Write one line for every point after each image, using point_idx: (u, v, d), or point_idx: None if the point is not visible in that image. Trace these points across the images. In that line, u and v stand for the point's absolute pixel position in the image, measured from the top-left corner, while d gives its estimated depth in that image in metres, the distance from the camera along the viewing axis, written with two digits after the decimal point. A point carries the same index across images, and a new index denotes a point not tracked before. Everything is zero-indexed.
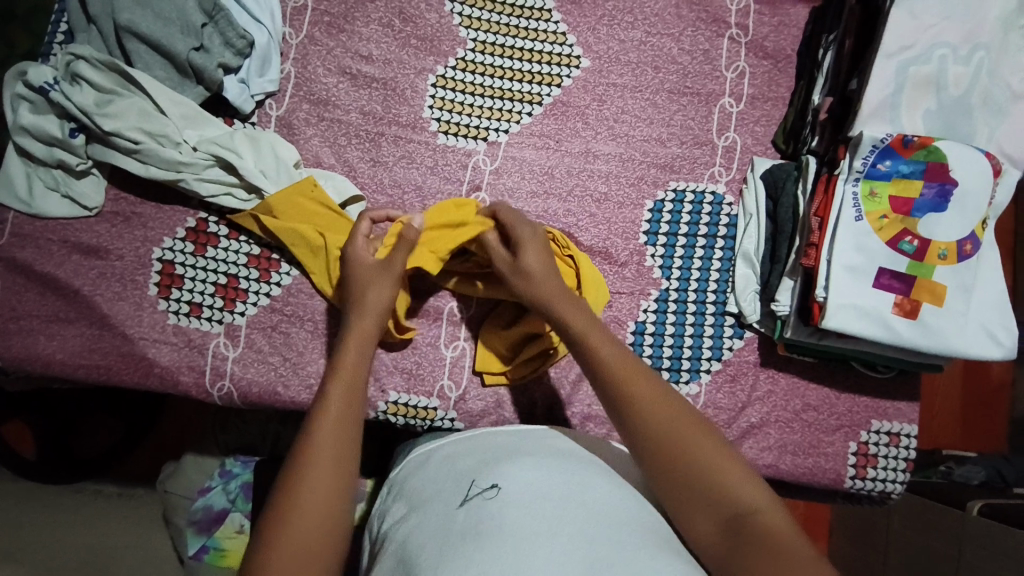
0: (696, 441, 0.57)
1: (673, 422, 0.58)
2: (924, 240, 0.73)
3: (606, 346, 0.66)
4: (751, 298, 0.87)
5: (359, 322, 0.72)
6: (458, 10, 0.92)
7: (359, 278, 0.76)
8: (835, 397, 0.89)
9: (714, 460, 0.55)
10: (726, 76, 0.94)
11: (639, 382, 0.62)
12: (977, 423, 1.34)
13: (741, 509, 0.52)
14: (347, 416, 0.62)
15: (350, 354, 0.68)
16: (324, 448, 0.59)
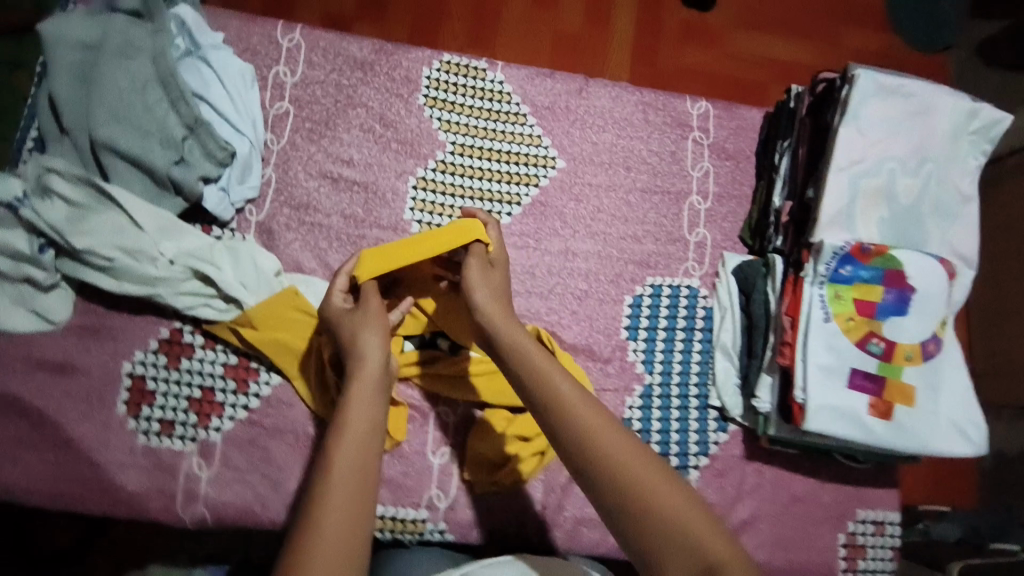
0: (658, 491, 0.51)
1: (661, 497, 0.50)
2: (890, 342, 0.77)
3: (560, 385, 0.60)
4: (732, 392, 0.90)
5: (363, 342, 0.69)
6: (437, 115, 0.96)
7: (342, 324, 0.71)
8: (818, 488, 0.90)
9: (711, 540, 0.48)
10: (693, 175, 0.99)
11: (591, 425, 0.56)
12: None
13: None
14: (361, 479, 0.56)
15: (366, 341, 0.67)
16: (346, 471, 0.56)
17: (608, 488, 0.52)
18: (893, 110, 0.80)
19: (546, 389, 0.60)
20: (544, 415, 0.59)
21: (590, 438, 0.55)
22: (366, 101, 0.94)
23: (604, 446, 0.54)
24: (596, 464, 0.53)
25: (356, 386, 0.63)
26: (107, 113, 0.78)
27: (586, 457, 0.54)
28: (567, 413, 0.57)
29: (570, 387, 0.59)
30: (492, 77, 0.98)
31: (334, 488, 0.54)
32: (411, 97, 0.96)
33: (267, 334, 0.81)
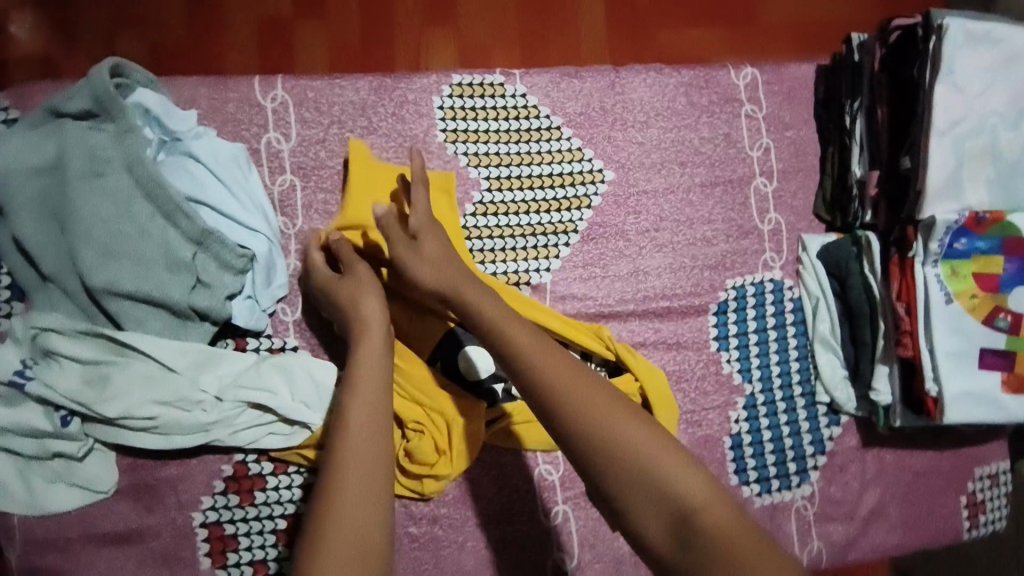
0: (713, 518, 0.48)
1: (683, 498, 0.49)
2: (1017, 315, 0.71)
3: (584, 397, 0.54)
4: (842, 384, 0.84)
5: (371, 339, 0.63)
6: (463, 149, 0.84)
7: (343, 288, 0.68)
8: (938, 458, 0.87)
9: (730, 538, 0.47)
10: (752, 156, 0.89)
11: (636, 444, 0.52)
12: None
13: None
14: (370, 508, 0.52)
15: (366, 364, 0.61)
16: (353, 505, 0.51)
17: (619, 482, 0.51)
18: (986, 59, 0.72)
19: (566, 396, 0.54)
20: (573, 426, 0.53)
21: (633, 456, 0.51)
22: (380, 153, 0.82)
23: (615, 439, 0.52)
24: (608, 461, 0.51)
25: (360, 412, 0.57)
26: (97, 253, 0.66)
27: (638, 488, 0.51)
28: (568, 397, 0.54)
29: (563, 369, 0.56)
30: (513, 92, 0.85)
31: (338, 524, 0.50)
32: (428, 136, 0.83)
33: None
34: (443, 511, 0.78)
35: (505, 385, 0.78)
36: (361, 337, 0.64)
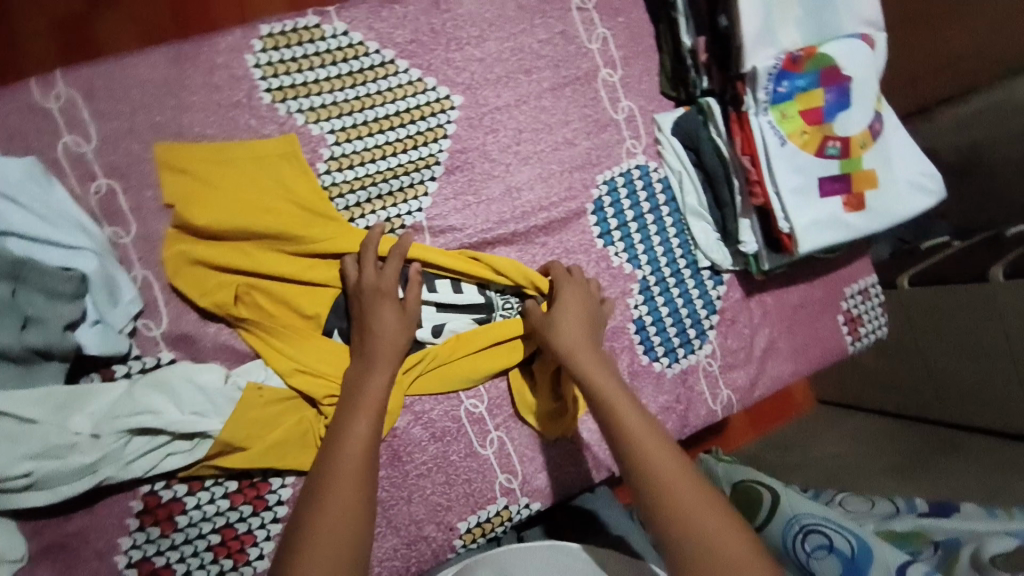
0: (700, 509, 0.59)
1: (693, 502, 0.59)
2: (844, 139, 0.78)
3: (652, 441, 0.64)
4: (716, 246, 0.91)
5: (381, 353, 0.72)
6: (297, 107, 0.76)
7: (375, 307, 0.73)
8: (810, 288, 0.98)
9: (717, 534, 0.57)
10: (593, 49, 0.89)
11: (662, 464, 0.62)
12: None
13: None
14: (360, 489, 0.64)
15: (374, 381, 0.70)
16: (348, 502, 0.62)
17: (640, 462, 0.63)
18: None
19: (621, 416, 0.66)
20: (616, 428, 0.66)
21: (649, 458, 0.63)
22: (200, 130, 0.73)
23: (657, 467, 0.62)
24: (641, 463, 0.63)
25: (363, 427, 0.67)
26: None
27: (643, 467, 0.62)
28: (631, 437, 0.65)
29: (638, 417, 0.66)
30: (332, 32, 0.78)
31: (331, 514, 0.61)
32: (253, 100, 0.75)
33: (260, 443, 0.70)
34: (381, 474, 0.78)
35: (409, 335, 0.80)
36: (378, 354, 0.72)
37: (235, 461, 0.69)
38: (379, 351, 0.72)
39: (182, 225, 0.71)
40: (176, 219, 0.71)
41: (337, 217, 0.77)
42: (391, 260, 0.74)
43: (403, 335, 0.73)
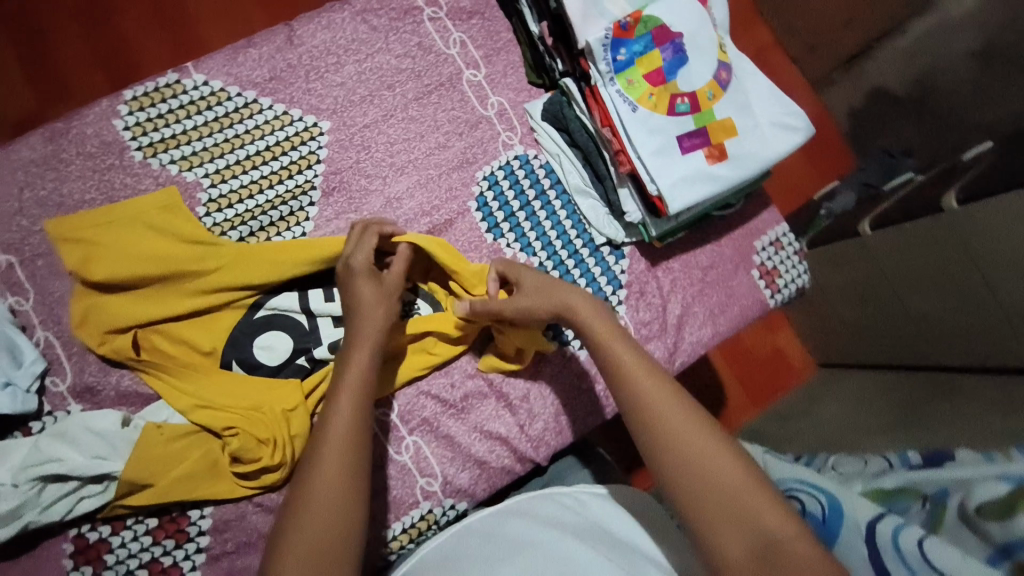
0: (704, 447, 0.53)
1: (692, 439, 0.54)
2: (690, 94, 0.78)
3: (647, 380, 0.59)
4: (607, 221, 0.90)
5: (364, 330, 0.73)
6: (169, 158, 0.81)
7: (352, 286, 0.76)
8: (718, 247, 0.95)
9: (721, 473, 0.52)
10: (453, 54, 0.92)
11: (667, 406, 0.57)
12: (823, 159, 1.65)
13: (773, 541, 0.47)
14: (349, 461, 0.63)
15: (357, 355, 0.72)
16: (331, 482, 0.61)
17: (635, 401, 0.58)
18: None
19: (619, 358, 0.61)
20: (613, 377, 0.61)
21: (654, 403, 0.57)
22: (81, 195, 0.79)
23: (652, 405, 0.57)
24: (634, 405, 0.58)
25: (346, 405, 0.67)
26: None
27: (644, 414, 0.57)
28: (619, 375, 0.61)
29: (628, 353, 0.62)
30: (194, 85, 0.83)
31: (319, 495, 0.59)
32: (125, 160, 0.80)
33: (163, 478, 0.73)
34: None
35: (307, 355, 0.81)
36: (359, 336, 0.73)
37: (141, 499, 0.73)
38: (362, 329, 0.73)
39: (86, 281, 0.76)
40: (76, 276, 0.76)
41: (225, 247, 0.79)
42: (366, 238, 0.78)
43: (379, 312, 0.75)
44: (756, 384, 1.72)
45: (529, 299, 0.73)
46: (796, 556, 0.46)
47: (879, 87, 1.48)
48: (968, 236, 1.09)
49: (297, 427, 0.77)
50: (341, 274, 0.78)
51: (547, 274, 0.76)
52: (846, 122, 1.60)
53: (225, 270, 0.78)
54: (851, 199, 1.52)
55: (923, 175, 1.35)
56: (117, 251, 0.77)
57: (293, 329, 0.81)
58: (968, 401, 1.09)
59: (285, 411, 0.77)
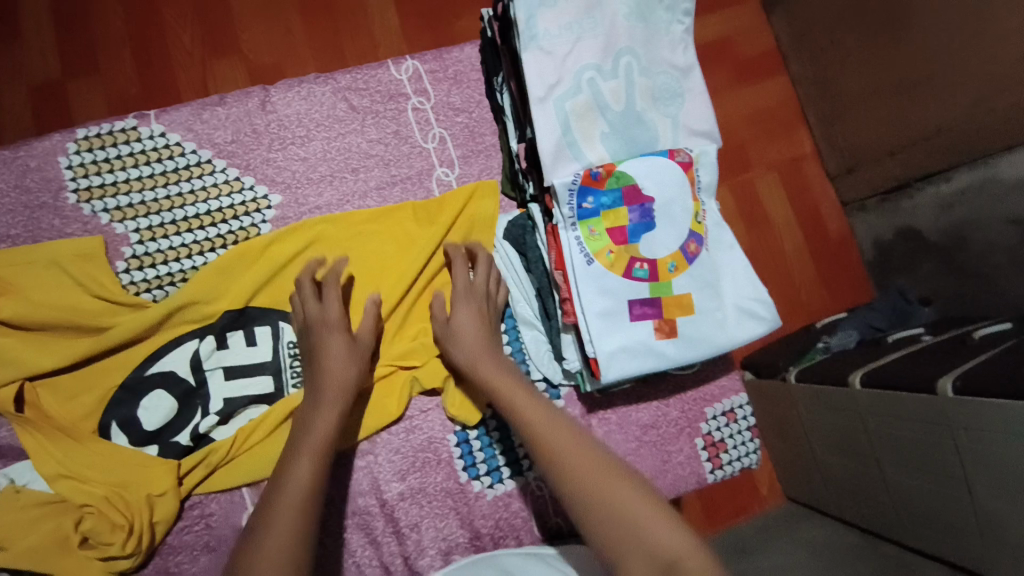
0: (592, 469, 0.54)
1: (579, 468, 0.55)
2: (652, 261, 0.71)
3: (543, 423, 0.61)
4: (548, 361, 0.83)
5: (324, 389, 0.72)
6: (102, 206, 0.78)
7: (317, 335, 0.74)
8: (665, 405, 0.87)
9: (614, 493, 0.51)
10: (429, 148, 0.87)
11: (565, 442, 0.58)
12: (839, 278, 1.19)
13: (668, 553, 0.46)
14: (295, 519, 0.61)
15: (321, 418, 0.70)
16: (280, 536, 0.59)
17: (535, 446, 0.60)
18: (567, 16, 0.73)
19: (522, 410, 0.64)
20: (518, 424, 0.63)
21: (557, 446, 0.58)
22: (4, 229, 0.76)
23: (550, 439, 0.59)
24: (535, 445, 0.60)
25: (302, 474, 0.65)
26: None
27: (545, 449, 0.58)
28: (523, 419, 0.63)
29: (528, 402, 0.65)
30: (149, 132, 0.80)
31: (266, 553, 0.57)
32: (58, 200, 0.77)
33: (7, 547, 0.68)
34: None
35: (188, 434, 0.75)
36: (324, 386, 0.71)
37: None
38: (326, 385, 0.72)
39: None
40: None
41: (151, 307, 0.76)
42: (303, 287, 0.77)
43: (343, 360, 0.73)
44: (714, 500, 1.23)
45: (457, 344, 0.75)
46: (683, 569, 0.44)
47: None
48: (958, 431, 0.70)
49: (161, 512, 0.72)
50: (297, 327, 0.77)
51: (478, 301, 0.79)
52: (871, 254, 1.18)
53: (132, 330, 0.74)
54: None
55: (933, 335, 0.92)
56: (27, 295, 0.74)
57: (182, 397, 0.76)
58: None
59: (150, 494, 0.72)
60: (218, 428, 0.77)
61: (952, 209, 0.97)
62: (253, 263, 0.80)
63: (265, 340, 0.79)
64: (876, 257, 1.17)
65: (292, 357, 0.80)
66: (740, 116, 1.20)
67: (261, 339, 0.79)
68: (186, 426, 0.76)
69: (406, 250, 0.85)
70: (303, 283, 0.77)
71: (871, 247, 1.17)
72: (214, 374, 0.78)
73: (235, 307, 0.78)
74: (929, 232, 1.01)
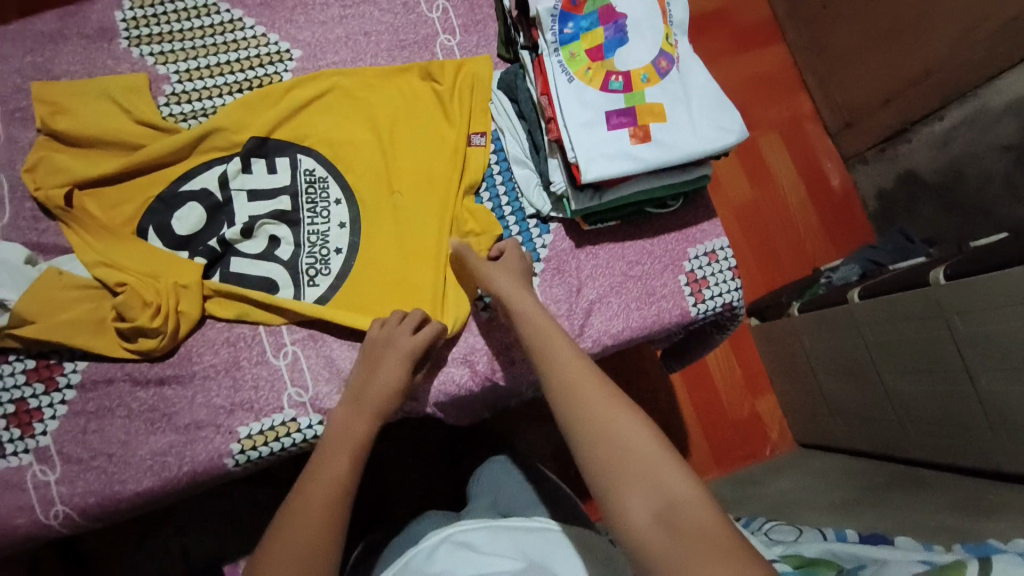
0: (626, 433, 0.60)
1: (613, 437, 0.60)
2: (625, 74, 0.81)
3: (570, 372, 0.68)
4: (537, 192, 0.90)
5: (373, 398, 0.76)
6: (149, 51, 0.91)
7: (384, 356, 0.78)
8: (650, 245, 0.92)
9: (638, 459, 0.58)
10: (433, 18, 0.98)
11: (599, 405, 0.63)
12: (842, 230, 1.63)
13: (672, 499, 0.55)
14: (332, 509, 0.67)
15: (380, 380, 0.77)
16: (316, 515, 0.65)
17: (566, 401, 0.65)
18: None
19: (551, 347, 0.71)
20: (549, 370, 0.69)
21: (588, 407, 0.63)
22: (67, 68, 0.89)
23: (583, 398, 0.64)
24: (565, 397, 0.65)
25: (366, 425, 0.75)
26: None
27: (572, 399, 0.65)
28: (547, 364, 0.69)
29: (557, 345, 0.71)
30: None
31: (300, 529, 0.64)
32: (112, 45, 0.90)
33: (51, 318, 0.78)
34: (166, 370, 0.81)
35: (218, 238, 0.85)
36: (370, 400, 0.76)
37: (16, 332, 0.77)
38: (370, 395, 0.77)
39: (50, 132, 0.84)
40: (42, 126, 0.84)
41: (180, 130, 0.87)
42: (399, 324, 0.80)
43: (394, 381, 0.77)
44: (724, 444, 1.52)
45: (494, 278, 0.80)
46: (689, 516, 0.54)
47: (911, 171, 1.47)
48: (951, 316, 0.99)
49: (185, 304, 0.80)
50: (371, 339, 0.80)
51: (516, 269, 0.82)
52: (873, 206, 1.61)
53: (162, 147, 0.84)
54: (855, 270, 1.38)
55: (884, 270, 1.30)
56: (81, 113, 0.85)
57: (209, 209, 0.86)
58: (929, 504, 1.02)
59: (177, 284, 0.81)
60: (241, 239, 0.86)
61: (945, 147, 1.38)
62: (277, 103, 0.90)
63: (284, 168, 0.89)
64: (876, 209, 1.61)
65: (308, 184, 0.89)
66: (741, 82, 1.68)
67: (281, 168, 0.89)
68: (213, 235, 0.86)
69: (413, 103, 0.94)
70: (406, 325, 0.80)
71: (873, 200, 1.61)
72: (238, 195, 0.87)
73: (258, 135, 0.88)
74: (928, 168, 1.42)
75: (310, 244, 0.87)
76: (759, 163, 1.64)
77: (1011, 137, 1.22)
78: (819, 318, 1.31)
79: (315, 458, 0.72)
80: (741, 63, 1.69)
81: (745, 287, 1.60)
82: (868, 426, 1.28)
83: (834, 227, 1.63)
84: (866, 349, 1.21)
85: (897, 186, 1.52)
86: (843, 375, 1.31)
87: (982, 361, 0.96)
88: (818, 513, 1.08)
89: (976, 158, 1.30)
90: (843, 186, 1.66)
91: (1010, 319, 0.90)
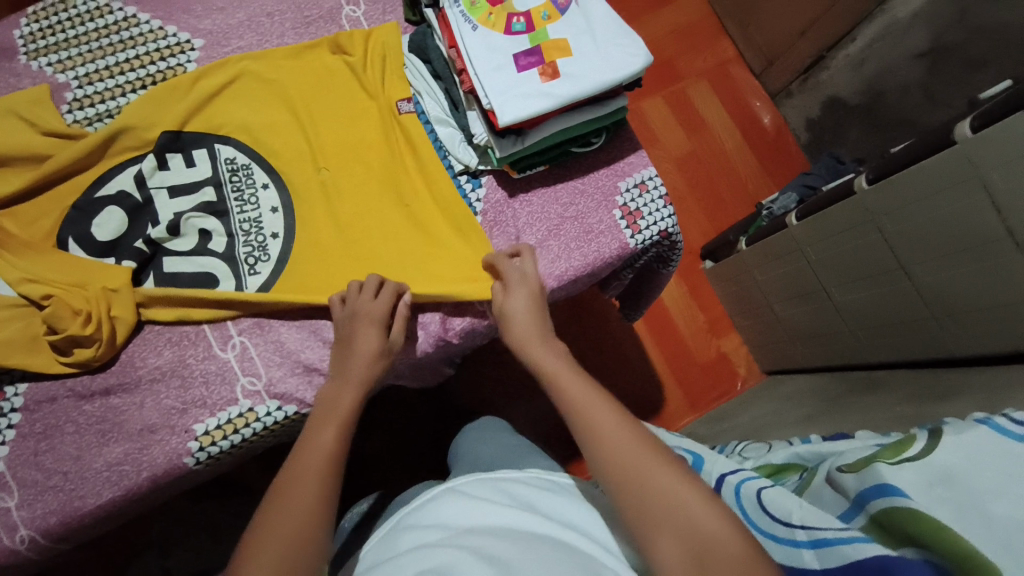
0: (658, 474, 0.58)
1: (646, 479, 0.58)
2: (526, 15, 0.83)
3: (599, 413, 0.65)
4: (462, 147, 0.89)
5: (354, 367, 0.75)
6: (46, 61, 0.88)
7: (356, 329, 0.77)
8: (582, 184, 0.93)
9: (673, 499, 0.56)
10: None
11: (631, 450, 0.61)
12: (779, 168, 1.66)
13: (705, 536, 0.53)
14: (323, 478, 0.64)
15: (361, 350, 0.76)
16: (307, 479, 0.63)
17: (595, 446, 0.62)
18: None
19: (575, 389, 0.68)
20: (574, 412, 0.66)
21: (620, 450, 0.61)
22: None
23: (614, 442, 0.61)
24: (593, 441, 0.63)
25: (353, 394, 0.73)
26: None
27: (600, 443, 0.62)
28: (574, 406, 0.67)
29: (585, 388, 0.68)
30: None
31: (292, 498, 0.61)
32: (11, 62, 0.88)
33: None
34: (111, 380, 0.80)
35: (144, 237, 0.83)
36: (352, 370, 0.75)
37: None
38: (353, 366, 0.75)
39: None
40: None
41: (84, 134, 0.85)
42: (366, 290, 0.79)
43: (375, 350, 0.76)
44: (695, 385, 1.55)
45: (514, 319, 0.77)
46: (721, 556, 0.52)
47: (835, 96, 1.50)
48: (880, 220, 1.02)
49: (119, 308, 0.78)
50: (343, 317, 0.79)
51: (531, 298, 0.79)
52: (804, 137, 1.64)
53: (69, 151, 0.82)
54: (793, 198, 1.39)
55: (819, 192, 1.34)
56: None
57: (131, 210, 0.84)
58: (887, 398, 1.03)
59: (107, 289, 0.79)
60: (168, 237, 0.84)
61: (862, 67, 1.41)
62: (186, 95, 0.88)
63: (203, 160, 0.87)
64: (808, 141, 1.64)
65: (231, 173, 0.88)
66: (665, 27, 1.70)
67: (199, 161, 0.87)
68: (139, 236, 0.84)
69: (326, 79, 0.93)
70: (369, 294, 0.79)
71: (804, 131, 1.64)
72: (159, 192, 0.85)
73: (169, 130, 0.86)
74: (850, 93, 1.45)
75: (242, 232, 0.86)
76: (691, 110, 1.66)
77: (922, 45, 1.24)
78: (766, 249, 1.34)
79: (306, 430, 0.71)
80: (661, 11, 1.71)
81: (695, 233, 1.63)
82: (825, 344, 1.31)
83: (771, 164, 1.66)
84: (811, 267, 1.24)
85: (825, 113, 1.55)
86: (795, 301, 1.34)
87: (914, 257, 0.99)
88: (786, 428, 1.09)
89: (892, 73, 1.32)
90: (775, 124, 1.69)
91: (927, 212, 0.93)
